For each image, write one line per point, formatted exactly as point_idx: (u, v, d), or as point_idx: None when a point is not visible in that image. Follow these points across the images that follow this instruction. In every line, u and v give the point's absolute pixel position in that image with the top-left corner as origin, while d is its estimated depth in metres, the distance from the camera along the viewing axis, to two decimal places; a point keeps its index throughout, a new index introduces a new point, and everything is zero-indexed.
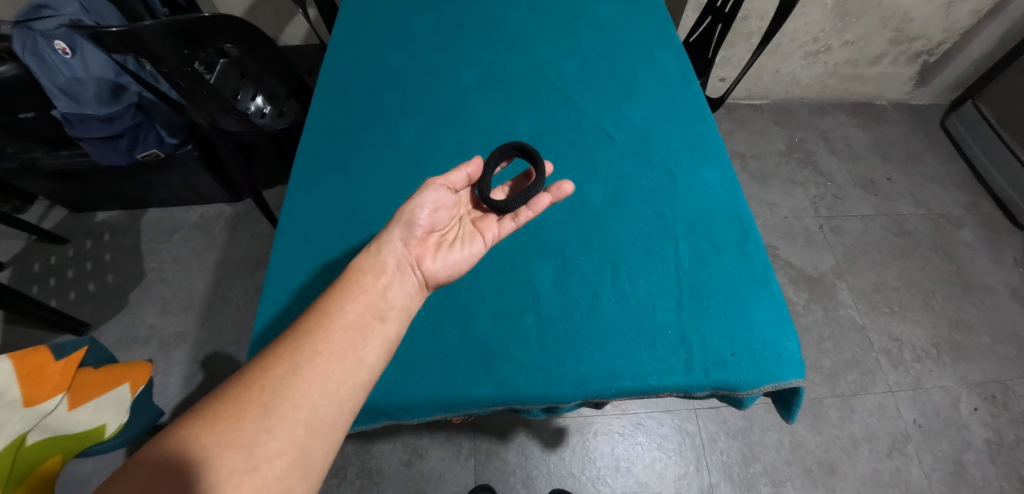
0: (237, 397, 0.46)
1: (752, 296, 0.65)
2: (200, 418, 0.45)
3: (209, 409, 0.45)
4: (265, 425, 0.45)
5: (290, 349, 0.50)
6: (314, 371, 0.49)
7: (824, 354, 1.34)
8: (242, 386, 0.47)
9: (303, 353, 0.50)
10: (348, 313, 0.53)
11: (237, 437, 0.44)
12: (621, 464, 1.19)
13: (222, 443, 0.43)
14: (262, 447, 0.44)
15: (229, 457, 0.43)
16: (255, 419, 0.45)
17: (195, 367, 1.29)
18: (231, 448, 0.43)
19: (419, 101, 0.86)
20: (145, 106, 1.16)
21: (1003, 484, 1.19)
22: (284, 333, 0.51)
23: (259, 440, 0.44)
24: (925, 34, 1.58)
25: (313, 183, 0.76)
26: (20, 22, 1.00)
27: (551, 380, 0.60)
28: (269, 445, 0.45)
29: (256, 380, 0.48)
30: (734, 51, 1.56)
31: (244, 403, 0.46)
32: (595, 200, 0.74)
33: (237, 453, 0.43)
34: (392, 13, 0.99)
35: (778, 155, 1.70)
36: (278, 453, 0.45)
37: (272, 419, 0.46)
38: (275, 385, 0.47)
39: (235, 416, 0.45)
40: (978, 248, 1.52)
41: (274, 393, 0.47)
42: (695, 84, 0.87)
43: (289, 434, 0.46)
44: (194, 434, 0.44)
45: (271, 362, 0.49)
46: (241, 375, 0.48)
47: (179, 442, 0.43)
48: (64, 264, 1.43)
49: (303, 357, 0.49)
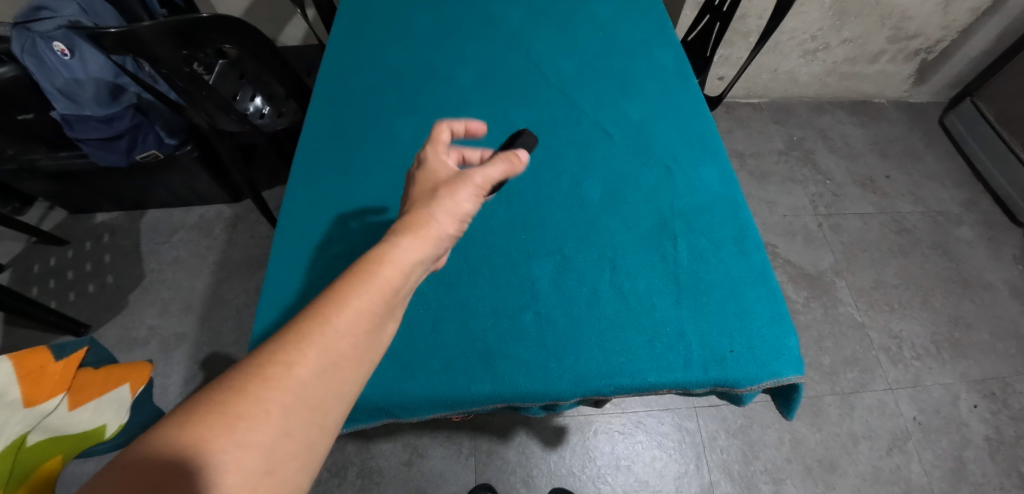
0: (254, 391, 0.39)
1: (751, 292, 0.65)
2: (209, 410, 0.38)
3: (220, 400, 0.38)
4: (286, 428, 0.39)
5: (310, 339, 0.42)
6: (341, 368, 0.43)
7: (824, 352, 1.34)
8: (258, 376, 0.40)
9: (328, 343, 0.42)
10: (377, 301, 0.46)
11: (258, 440, 0.38)
12: (621, 462, 1.19)
13: (240, 445, 0.37)
14: (282, 449, 0.39)
15: (247, 461, 0.37)
16: (275, 418, 0.39)
17: (195, 367, 1.29)
18: (250, 451, 0.38)
19: (418, 100, 0.86)
20: (144, 107, 1.16)
21: (1003, 481, 1.19)
22: (306, 319, 0.43)
23: (279, 443, 0.39)
24: (923, 32, 1.58)
25: (312, 182, 0.76)
26: (19, 24, 1.00)
27: (550, 378, 0.60)
28: (289, 448, 0.39)
29: (279, 375, 0.40)
30: (732, 50, 1.56)
31: (263, 397, 0.39)
32: (593, 198, 0.74)
33: (256, 458, 0.38)
34: (390, 13, 0.99)
35: (777, 153, 1.70)
36: (297, 454, 0.40)
37: (296, 419, 0.40)
38: (301, 380, 0.41)
39: (255, 416, 0.38)
40: (977, 245, 1.53)
41: (296, 390, 0.40)
42: (693, 82, 0.87)
43: (310, 437, 0.41)
44: (203, 431, 0.37)
45: (289, 350, 0.41)
46: (255, 362, 0.41)
47: (184, 440, 0.36)
48: (64, 265, 1.43)
49: (328, 348, 0.42)
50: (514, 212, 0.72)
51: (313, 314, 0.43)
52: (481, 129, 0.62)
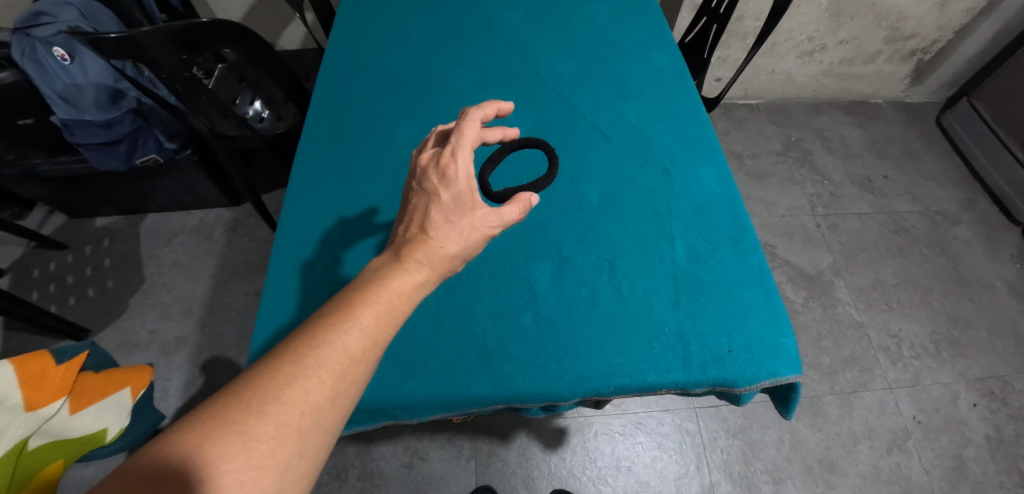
0: (271, 414, 0.40)
1: (748, 292, 0.65)
2: (224, 425, 0.38)
3: (234, 417, 0.39)
4: (297, 449, 0.40)
5: (320, 361, 0.42)
6: (349, 391, 0.44)
7: (823, 352, 1.34)
8: (270, 397, 0.40)
9: (338, 366, 0.43)
10: (385, 329, 0.46)
11: (272, 463, 0.39)
12: (622, 463, 1.20)
13: (256, 468, 0.38)
14: (293, 470, 0.40)
15: (260, 480, 0.38)
16: (288, 439, 0.40)
17: (196, 371, 1.30)
18: (264, 471, 0.38)
19: (417, 104, 0.86)
20: (144, 112, 1.17)
21: (1003, 480, 1.19)
22: (323, 344, 0.43)
23: (290, 465, 0.40)
24: (918, 33, 1.59)
25: (311, 187, 0.76)
26: (19, 29, 1.00)
27: (550, 378, 0.60)
28: (298, 468, 0.40)
29: (296, 401, 0.41)
30: (729, 51, 1.57)
31: (276, 418, 0.40)
32: (591, 200, 0.74)
33: (269, 478, 0.39)
34: (389, 17, 0.99)
35: (774, 154, 1.71)
36: (306, 475, 0.41)
37: (307, 443, 0.41)
38: (317, 405, 0.42)
39: (271, 440, 0.39)
40: (975, 244, 1.53)
41: (309, 412, 0.41)
42: (689, 84, 0.88)
43: (318, 456, 0.42)
44: (218, 449, 0.37)
45: (299, 372, 0.41)
46: (270, 385, 0.41)
47: (204, 459, 0.37)
48: (64, 270, 1.44)
49: (338, 372, 0.43)
50: None
51: (329, 341, 0.43)
52: (507, 111, 0.60)
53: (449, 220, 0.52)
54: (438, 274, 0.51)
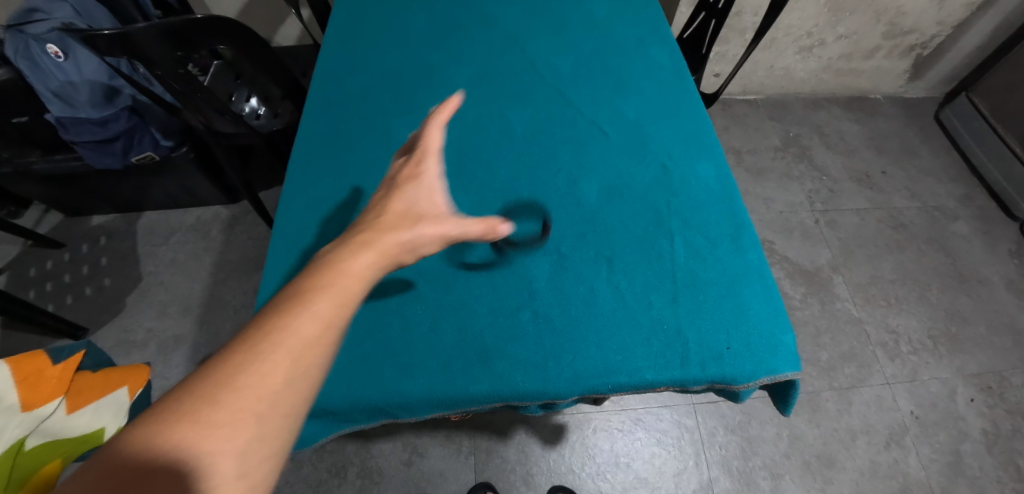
0: (224, 400, 0.39)
1: (747, 289, 0.65)
2: (179, 416, 0.38)
3: (188, 406, 0.38)
4: (258, 434, 0.39)
5: (274, 345, 0.42)
6: (308, 373, 0.43)
7: (821, 348, 1.34)
8: (224, 384, 0.39)
9: (294, 348, 0.42)
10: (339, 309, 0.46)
11: (230, 448, 0.37)
12: (621, 459, 1.20)
13: (212, 454, 0.37)
14: (253, 454, 0.38)
15: (219, 466, 0.37)
16: (246, 424, 0.39)
17: (194, 369, 1.29)
18: (222, 456, 0.37)
19: (414, 100, 0.86)
20: (140, 110, 1.15)
21: (1000, 474, 1.20)
22: (275, 328, 0.42)
23: (250, 449, 0.38)
24: (918, 28, 1.58)
25: (308, 184, 0.76)
26: (15, 27, 1.01)
27: (548, 376, 0.60)
28: (261, 452, 0.39)
29: (250, 385, 0.40)
30: (727, 47, 1.56)
31: (231, 404, 0.39)
32: (590, 197, 0.74)
33: (229, 463, 0.37)
34: (385, 13, 0.99)
35: (773, 150, 1.70)
36: (268, 459, 0.40)
37: (267, 426, 0.40)
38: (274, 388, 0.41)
39: (226, 425, 0.38)
40: (973, 240, 1.53)
41: (264, 394, 0.40)
42: (688, 80, 0.87)
43: (281, 440, 0.40)
44: (173, 437, 0.37)
45: (254, 357, 0.41)
46: (224, 373, 0.40)
47: (160, 448, 0.36)
48: (61, 269, 1.43)
49: (293, 353, 0.42)
50: (510, 212, 0.73)
51: (282, 324, 0.43)
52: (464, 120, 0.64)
53: (405, 216, 0.55)
54: (388, 261, 0.52)
